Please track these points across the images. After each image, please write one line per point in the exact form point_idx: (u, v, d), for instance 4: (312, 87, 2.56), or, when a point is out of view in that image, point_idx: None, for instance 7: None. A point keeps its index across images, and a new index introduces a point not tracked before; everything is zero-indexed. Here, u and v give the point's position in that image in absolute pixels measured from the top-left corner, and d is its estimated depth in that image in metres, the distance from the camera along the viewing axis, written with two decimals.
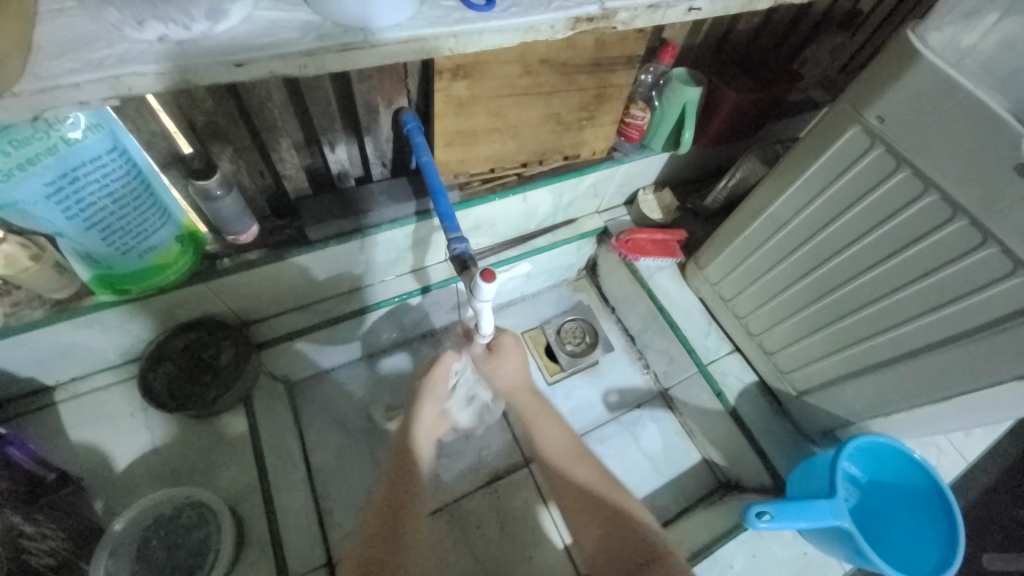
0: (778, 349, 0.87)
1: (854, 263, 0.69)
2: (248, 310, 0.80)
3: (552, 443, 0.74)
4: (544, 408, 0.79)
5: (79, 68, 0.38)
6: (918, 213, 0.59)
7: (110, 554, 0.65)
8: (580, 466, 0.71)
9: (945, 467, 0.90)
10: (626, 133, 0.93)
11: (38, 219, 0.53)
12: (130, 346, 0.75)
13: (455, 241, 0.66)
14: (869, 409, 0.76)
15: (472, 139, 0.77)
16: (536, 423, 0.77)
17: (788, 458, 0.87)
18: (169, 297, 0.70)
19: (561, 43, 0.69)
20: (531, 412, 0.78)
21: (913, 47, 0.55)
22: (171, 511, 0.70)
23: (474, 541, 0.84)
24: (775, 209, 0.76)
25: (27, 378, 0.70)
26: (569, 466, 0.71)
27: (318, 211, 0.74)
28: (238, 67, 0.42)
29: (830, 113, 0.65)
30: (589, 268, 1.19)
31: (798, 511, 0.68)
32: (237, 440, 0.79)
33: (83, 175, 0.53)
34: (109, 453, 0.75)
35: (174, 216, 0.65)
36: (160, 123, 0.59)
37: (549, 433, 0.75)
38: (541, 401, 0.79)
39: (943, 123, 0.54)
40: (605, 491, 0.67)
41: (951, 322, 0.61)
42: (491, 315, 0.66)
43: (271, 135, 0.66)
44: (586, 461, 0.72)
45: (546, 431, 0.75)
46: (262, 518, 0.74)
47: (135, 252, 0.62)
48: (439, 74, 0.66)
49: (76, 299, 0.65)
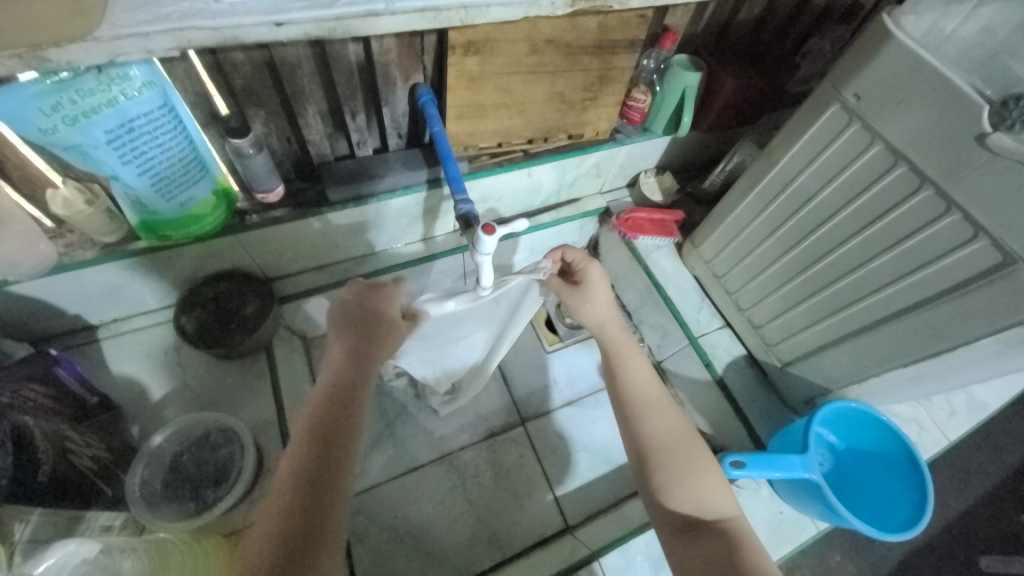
0: (765, 323, 0.91)
1: (834, 235, 0.73)
2: (273, 266, 0.88)
3: (635, 382, 0.66)
4: (631, 350, 0.70)
5: (150, 21, 0.45)
6: (889, 184, 0.64)
7: (146, 465, 0.74)
8: (660, 414, 0.64)
9: (925, 444, 0.94)
10: (628, 116, 0.99)
11: (97, 163, 0.61)
12: (165, 292, 0.83)
13: (461, 202, 0.72)
14: (844, 377, 0.80)
15: (481, 113, 0.83)
16: (621, 359, 0.69)
17: (769, 425, 0.93)
18: (203, 246, 0.77)
19: (566, 24, 0.75)
20: (614, 351, 0.70)
21: (886, 30, 0.60)
22: (199, 432, 0.78)
23: (470, 489, 0.91)
24: (763, 186, 0.80)
25: (76, 314, 0.79)
26: (646, 411, 0.64)
27: (338, 175, 0.81)
28: (279, 26, 0.48)
29: (815, 94, 0.70)
30: (591, 248, 1.25)
31: (771, 463, 0.73)
32: (258, 383, 0.87)
33: (137, 126, 0.60)
34: (145, 387, 0.83)
35: (211, 172, 0.72)
36: (203, 86, 0.66)
37: (638, 375, 0.67)
38: (628, 342, 0.71)
39: (913, 99, 0.59)
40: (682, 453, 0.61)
41: (919, 288, 0.66)
42: (492, 270, 0.72)
43: (299, 102, 0.73)
44: (670, 413, 0.64)
45: (636, 371, 0.67)
46: (279, 451, 0.81)
47: (176, 201, 0.69)
48: (452, 49, 0.72)
49: (122, 243, 0.73)
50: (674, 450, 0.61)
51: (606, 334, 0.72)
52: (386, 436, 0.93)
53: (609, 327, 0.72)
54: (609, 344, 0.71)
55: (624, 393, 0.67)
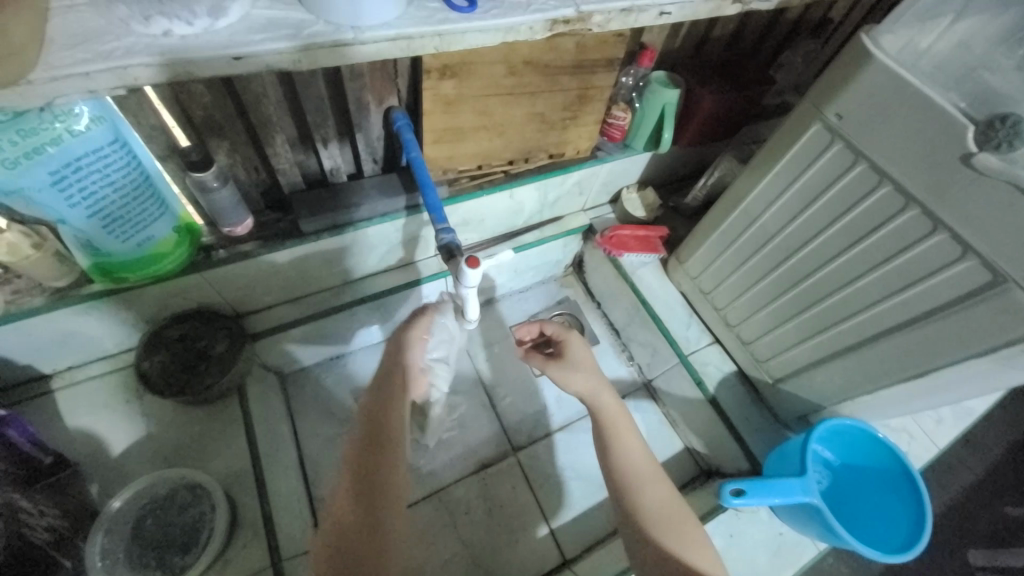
0: (754, 339, 0.91)
1: (821, 253, 0.72)
2: (243, 302, 0.83)
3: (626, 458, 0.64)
4: (620, 424, 0.67)
5: (90, 59, 0.41)
6: (874, 203, 0.63)
7: (106, 531, 0.68)
8: (655, 486, 0.62)
9: (916, 452, 0.94)
10: (609, 133, 0.97)
11: (40, 206, 0.56)
12: (126, 335, 0.77)
13: (442, 231, 0.69)
14: (837, 394, 0.80)
15: (460, 136, 0.80)
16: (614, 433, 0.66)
17: (764, 443, 0.91)
18: (165, 287, 0.72)
19: (543, 45, 0.73)
20: (606, 427, 0.67)
21: (865, 50, 0.59)
22: (166, 490, 0.72)
23: (462, 526, 0.87)
24: (748, 204, 0.80)
25: (25, 366, 0.72)
26: (640, 485, 0.62)
27: (310, 205, 0.77)
28: (237, 60, 0.45)
29: (796, 112, 0.69)
30: (576, 265, 1.23)
31: (770, 488, 0.72)
32: (231, 428, 0.81)
33: (85, 165, 0.55)
34: (105, 440, 0.77)
35: (171, 207, 0.67)
36: (159, 118, 0.62)
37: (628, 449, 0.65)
38: (623, 418, 0.68)
39: (894, 119, 0.58)
40: (676, 522, 0.59)
41: (908, 305, 0.65)
42: (477, 301, 0.70)
43: (266, 131, 0.69)
44: (661, 481, 0.63)
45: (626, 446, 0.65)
46: (256, 501, 0.76)
47: (133, 241, 0.64)
48: (428, 73, 0.69)
49: (75, 287, 0.68)
50: (670, 521, 0.59)
51: (603, 413, 0.68)
52: None
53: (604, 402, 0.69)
54: (607, 420, 0.67)
55: (617, 468, 0.63)
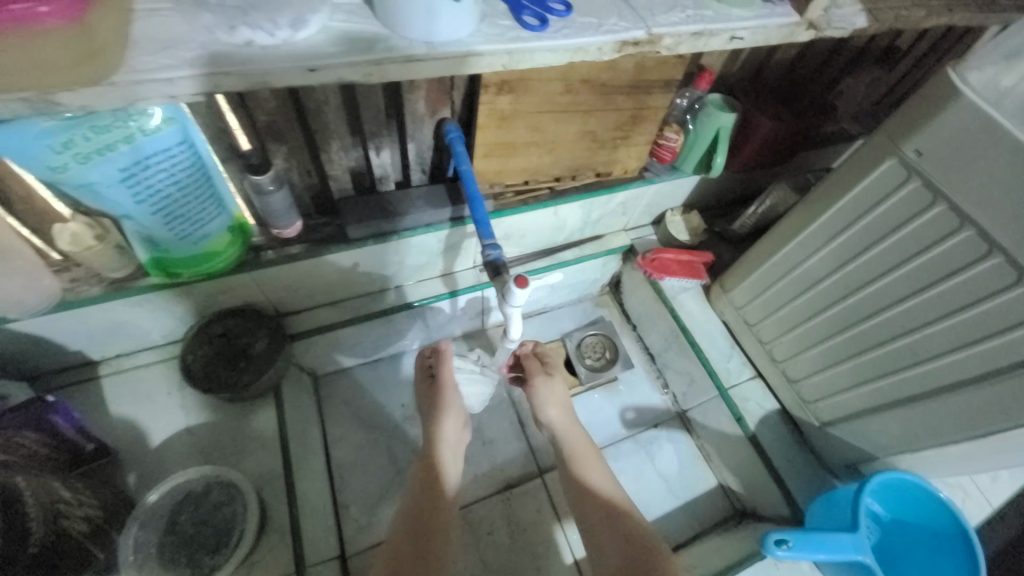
0: (803, 377, 0.86)
1: (886, 294, 0.68)
2: (286, 302, 0.84)
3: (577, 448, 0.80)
4: (591, 453, 0.79)
5: (172, 65, 0.41)
6: (953, 247, 0.59)
7: (141, 524, 0.69)
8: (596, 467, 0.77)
9: (972, 511, 0.85)
10: (659, 154, 0.94)
11: (108, 202, 0.58)
12: (172, 328, 0.79)
13: (489, 247, 0.68)
14: (895, 444, 0.75)
15: (510, 151, 0.80)
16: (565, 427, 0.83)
17: (808, 491, 0.86)
18: (214, 283, 0.73)
19: (602, 65, 0.71)
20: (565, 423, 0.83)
21: (953, 85, 0.56)
22: (200, 488, 0.73)
23: (485, 547, 0.85)
24: (806, 235, 0.76)
25: (78, 350, 0.75)
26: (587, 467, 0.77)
27: (359, 210, 0.77)
28: (312, 72, 0.44)
29: (868, 144, 0.65)
30: (612, 285, 1.21)
31: (818, 543, 0.68)
32: (265, 427, 0.82)
33: (153, 164, 0.57)
34: (144, 429, 0.79)
35: (227, 208, 0.69)
36: (225, 121, 0.63)
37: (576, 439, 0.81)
38: (586, 447, 0.80)
39: (984, 158, 0.54)
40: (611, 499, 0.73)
41: (985, 358, 0.61)
42: (520, 320, 0.69)
43: (323, 137, 0.70)
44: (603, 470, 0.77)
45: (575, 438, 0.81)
46: (284, 503, 0.77)
47: (190, 239, 0.66)
48: (486, 88, 0.69)
49: (131, 279, 0.69)
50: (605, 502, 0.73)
51: (562, 438, 0.82)
52: (395, 487, 0.88)
53: (567, 432, 0.82)
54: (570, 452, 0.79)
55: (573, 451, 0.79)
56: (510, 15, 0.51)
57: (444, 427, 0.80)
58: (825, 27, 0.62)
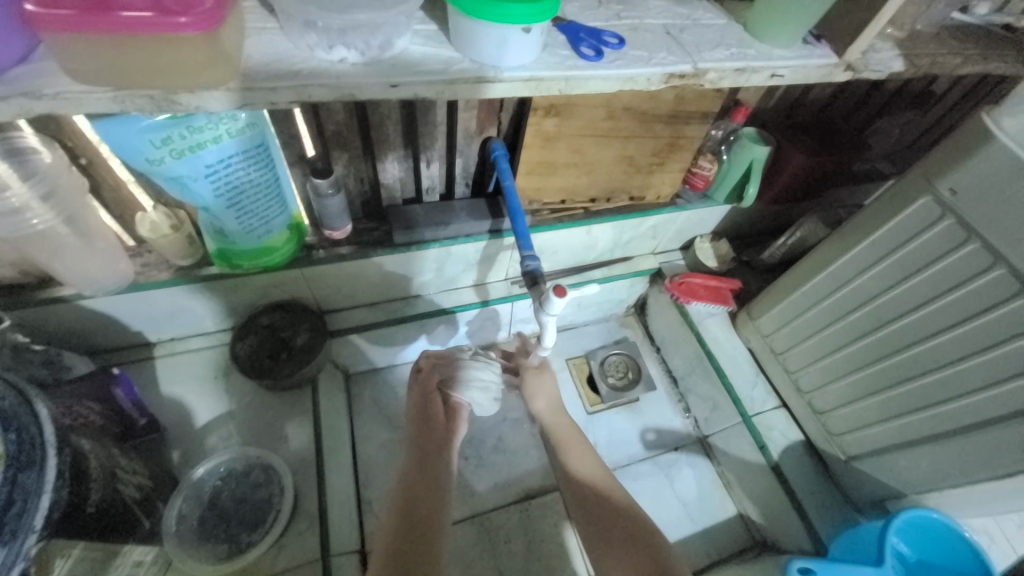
0: (830, 409, 0.86)
1: (917, 328, 0.69)
2: (329, 300, 0.89)
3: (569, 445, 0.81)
4: (575, 439, 0.81)
5: (275, 76, 0.47)
6: (986, 285, 0.60)
7: (185, 497, 0.75)
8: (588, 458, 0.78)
9: (997, 555, 0.83)
10: (692, 182, 0.98)
11: (190, 195, 0.64)
12: (223, 317, 0.85)
13: (528, 258, 0.72)
14: (925, 482, 0.74)
15: (551, 170, 0.84)
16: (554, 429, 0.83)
17: (832, 526, 0.85)
18: (269, 276, 0.78)
19: (644, 95, 0.76)
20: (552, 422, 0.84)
21: (990, 128, 0.58)
22: (242, 468, 0.79)
23: (501, 555, 0.86)
24: (836, 268, 0.77)
25: (138, 331, 0.81)
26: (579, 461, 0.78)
27: (406, 218, 0.82)
28: (393, 87, 0.49)
29: (902, 181, 0.67)
30: (637, 306, 1.23)
31: (841, 575, 0.68)
32: (300, 417, 0.86)
33: (234, 162, 0.63)
34: (189, 410, 0.83)
35: (289, 208, 0.74)
36: (296, 129, 0.69)
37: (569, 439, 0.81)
38: (570, 433, 0.82)
39: (1020, 200, 0.56)
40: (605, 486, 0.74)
41: (1020, 397, 0.61)
42: (554, 330, 0.72)
43: (381, 148, 0.75)
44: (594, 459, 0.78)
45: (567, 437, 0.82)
46: (314, 492, 0.80)
47: (254, 233, 0.71)
48: (534, 111, 0.74)
49: (196, 267, 0.75)
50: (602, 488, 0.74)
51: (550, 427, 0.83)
52: None
53: (552, 419, 0.84)
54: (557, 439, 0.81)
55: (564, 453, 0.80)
56: (568, 45, 0.56)
57: (434, 419, 0.76)
58: (862, 69, 0.65)
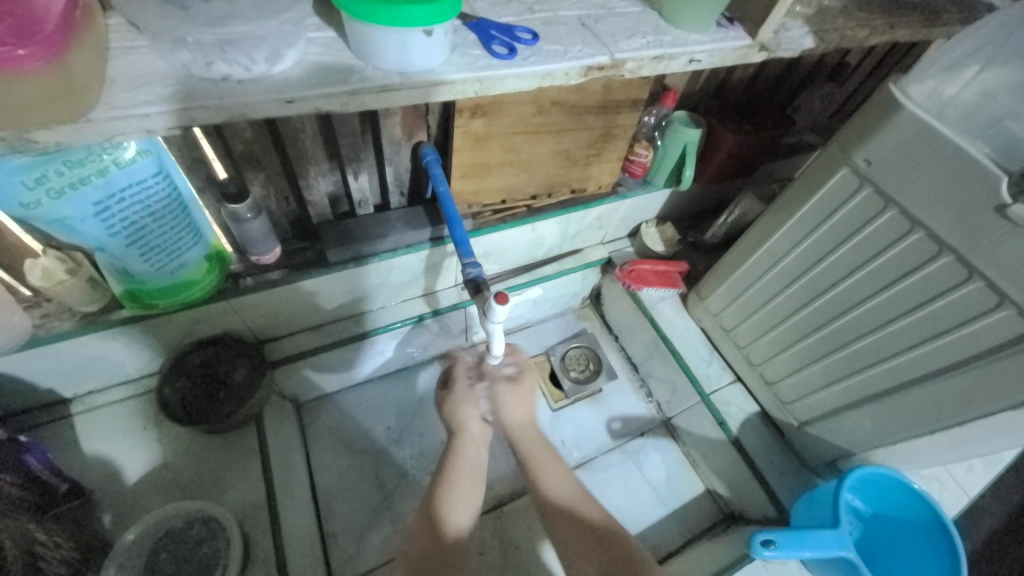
0: (779, 379, 0.89)
1: (850, 296, 0.72)
2: (266, 329, 0.83)
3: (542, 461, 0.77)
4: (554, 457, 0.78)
5: (150, 101, 0.42)
6: (906, 249, 0.63)
7: (119, 565, 0.68)
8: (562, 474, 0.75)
9: (947, 501, 0.88)
10: (631, 169, 0.97)
11: (82, 236, 0.57)
12: (148, 361, 0.78)
13: (469, 265, 0.69)
14: (869, 440, 0.78)
15: (486, 172, 0.82)
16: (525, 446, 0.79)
17: (792, 490, 0.89)
18: (192, 313, 0.72)
19: (571, 87, 0.74)
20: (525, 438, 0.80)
21: (896, 99, 0.60)
22: (181, 524, 0.72)
23: (477, 568, 0.84)
24: (772, 244, 0.79)
25: (48, 389, 0.73)
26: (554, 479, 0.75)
27: (338, 234, 0.77)
28: (288, 103, 0.45)
29: (823, 155, 0.69)
30: (593, 297, 1.23)
31: (802, 541, 0.70)
32: (248, 457, 0.81)
33: (128, 196, 0.57)
34: (120, 466, 0.77)
35: (205, 237, 0.69)
36: (201, 151, 0.64)
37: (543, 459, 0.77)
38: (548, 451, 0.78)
39: (926, 166, 0.58)
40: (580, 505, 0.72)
41: (945, 351, 0.64)
42: (502, 336, 0.70)
43: (301, 164, 0.70)
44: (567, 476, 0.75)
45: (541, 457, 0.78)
46: (269, 535, 0.75)
47: (167, 269, 0.65)
48: (460, 112, 0.71)
49: (105, 313, 0.68)
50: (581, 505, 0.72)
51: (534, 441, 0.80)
52: (384, 511, 0.87)
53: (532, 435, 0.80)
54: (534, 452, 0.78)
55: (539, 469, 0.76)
56: (480, 44, 0.54)
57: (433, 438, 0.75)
58: (776, 49, 0.66)
